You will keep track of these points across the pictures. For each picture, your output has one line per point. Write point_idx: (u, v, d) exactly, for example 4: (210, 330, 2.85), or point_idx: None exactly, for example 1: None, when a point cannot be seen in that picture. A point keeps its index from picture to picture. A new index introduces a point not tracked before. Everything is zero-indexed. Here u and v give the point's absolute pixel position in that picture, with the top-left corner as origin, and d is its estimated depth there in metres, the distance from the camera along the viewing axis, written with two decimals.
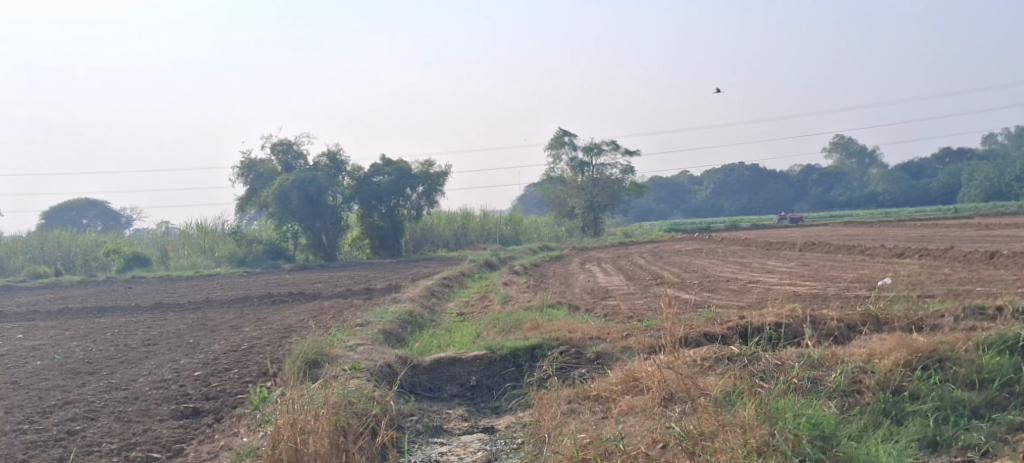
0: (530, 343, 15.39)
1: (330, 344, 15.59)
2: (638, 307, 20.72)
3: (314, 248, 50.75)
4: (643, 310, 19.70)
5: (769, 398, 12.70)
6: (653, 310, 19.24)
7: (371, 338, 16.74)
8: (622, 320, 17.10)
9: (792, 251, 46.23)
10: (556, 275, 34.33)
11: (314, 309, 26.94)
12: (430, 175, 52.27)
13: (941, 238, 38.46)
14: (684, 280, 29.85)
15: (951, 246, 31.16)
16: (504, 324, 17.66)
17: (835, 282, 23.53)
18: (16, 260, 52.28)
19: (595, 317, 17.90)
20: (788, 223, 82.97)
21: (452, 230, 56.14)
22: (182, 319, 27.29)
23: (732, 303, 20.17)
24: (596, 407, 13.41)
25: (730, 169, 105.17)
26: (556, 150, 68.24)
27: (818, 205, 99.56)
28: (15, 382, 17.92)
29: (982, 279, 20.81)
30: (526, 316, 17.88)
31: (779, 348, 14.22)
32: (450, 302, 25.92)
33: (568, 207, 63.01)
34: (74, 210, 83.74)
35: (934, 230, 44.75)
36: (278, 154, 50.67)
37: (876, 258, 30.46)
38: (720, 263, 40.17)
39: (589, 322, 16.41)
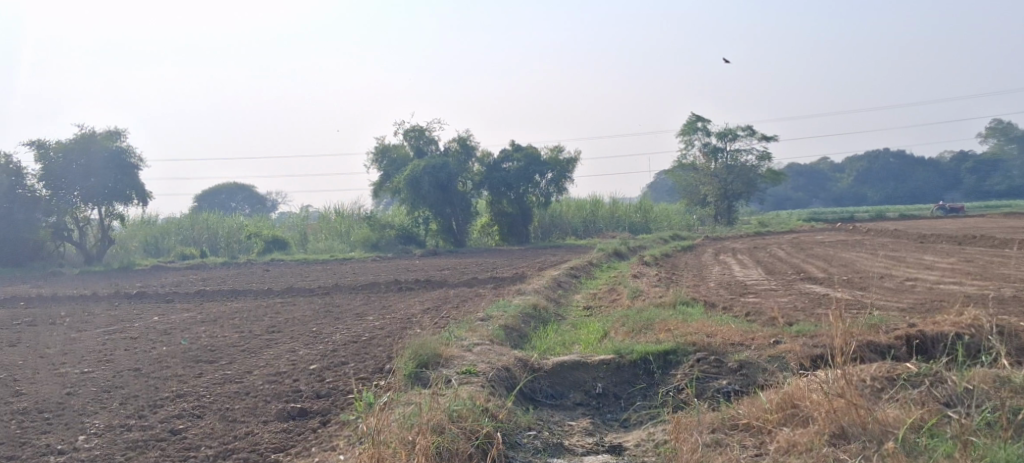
0: (663, 347, 14.10)
1: (444, 343, 14.62)
2: (782, 306, 19.17)
3: (443, 234, 50.22)
4: (788, 311, 18.09)
5: (981, 446, 11.23)
6: (799, 312, 17.67)
7: (491, 336, 15.69)
8: (766, 323, 15.60)
9: (946, 246, 43.34)
10: (690, 267, 32.69)
11: (440, 297, 26.08)
12: (560, 161, 50.78)
13: None
14: (828, 276, 27.93)
15: None
16: (635, 321, 16.39)
17: (1003, 286, 21.41)
18: (168, 241, 53.31)
19: (735, 317, 16.45)
20: (942, 212, 78.92)
21: (581, 218, 54.82)
22: (307, 302, 26.81)
23: (886, 307, 18.42)
24: (748, 441, 12.07)
25: (874, 156, 99.72)
26: (689, 136, 66.11)
27: (973, 196, 94.55)
28: (135, 357, 17.61)
29: None
30: (659, 314, 16.56)
31: (966, 368, 12.65)
32: (577, 294, 24.70)
33: (699, 195, 61.04)
34: (223, 193, 85.84)
35: None
36: (410, 139, 50.22)
37: None
38: (868, 257, 37.81)
39: (729, 325, 14.99)
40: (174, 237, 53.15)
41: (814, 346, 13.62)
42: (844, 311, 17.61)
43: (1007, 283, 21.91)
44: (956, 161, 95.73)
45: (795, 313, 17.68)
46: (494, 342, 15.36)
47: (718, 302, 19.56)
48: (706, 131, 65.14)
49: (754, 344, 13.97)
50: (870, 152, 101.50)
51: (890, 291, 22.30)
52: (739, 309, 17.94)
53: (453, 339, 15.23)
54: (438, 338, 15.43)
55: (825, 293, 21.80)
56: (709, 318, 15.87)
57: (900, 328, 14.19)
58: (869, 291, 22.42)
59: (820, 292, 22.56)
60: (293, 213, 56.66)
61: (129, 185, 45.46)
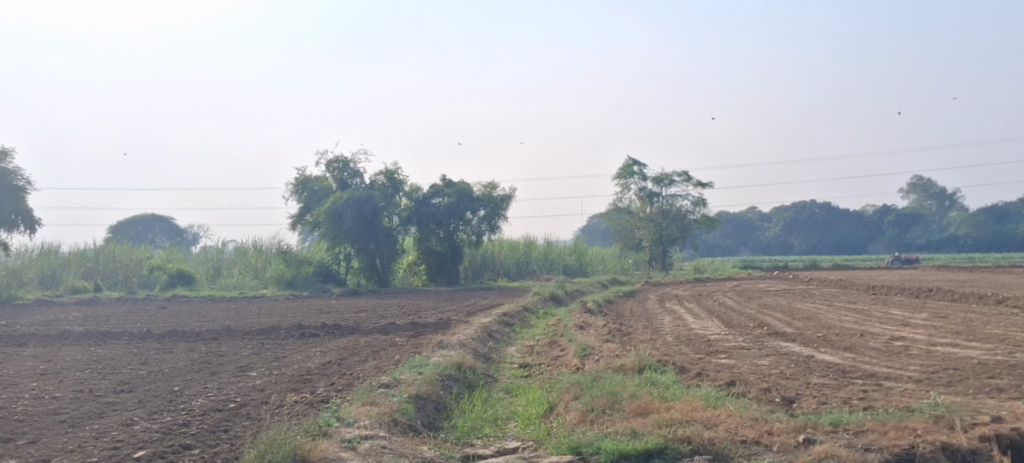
0: (642, 444, 10.89)
1: (322, 439, 10.77)
2: (770, 374, 15.34)
3: (366, 272, 45.82)
4: (782, 382, 14.34)
5: None
6: (801, 386, 13.90)
7: (394, 417, 11.74)
8: (768, 405, 11.88)
9: (903, 299, 40.25)
10: (637, 316, 28.75)
11: (348, 347, 21.76)
12: (493, 198, 46.73)
13: None
14: (798, 332, 24.25)
15: None
16: (591, 394, 12.48)
17: (1018, 354, 18.07)
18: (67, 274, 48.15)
19: (724, 390, 12.69)
20: (898, 262, 76.45)
21: (513, 258, 50.72)
22: (185, 351, 22.25)
23: (900, 381, 14.73)
24: None
25: (801, 207, 99.00)
26: (624, 180, 62.80)
27: (893, 248, 94.29)
28: None
29: None
30: (622, 384, 12.66)
31: None
32: (510, 347, 20.67)
33: (634, 239, 57.47)
34: (139, 225, 80.14)
35: None
36: (333, 170, 45.79)
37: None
38: (828, 309, 34.32)
39: (725, 409, 11.57)
40: (72, 267, 47.96)
41: (863, 450, 10.64)
42: (858, 387, 13.87)
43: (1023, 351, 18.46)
44: (879, 214, 96.19)
45: (795, 385, 13.93)
46: (394, 434, 11.46)
47: (689, 366, 15.70)
48: (642, 176, 61.87)
49: (772, 443, 10.76)
50: (796, 203, 100.00)
51: (886, 355, 18.66)
52: (722, 381, 14.13)
53: (334, 425, 11.32)
54: (312, 420, 11.54)
55: (813, 357, 18.04)
56: (692, 395, 12.06)
57: (977, 421, 11.15)
58: (861, 354, 18.79)
59: (804, 353, 18.84)
60: (206, 248, 51.24)
61: (14, 209, 40.42)
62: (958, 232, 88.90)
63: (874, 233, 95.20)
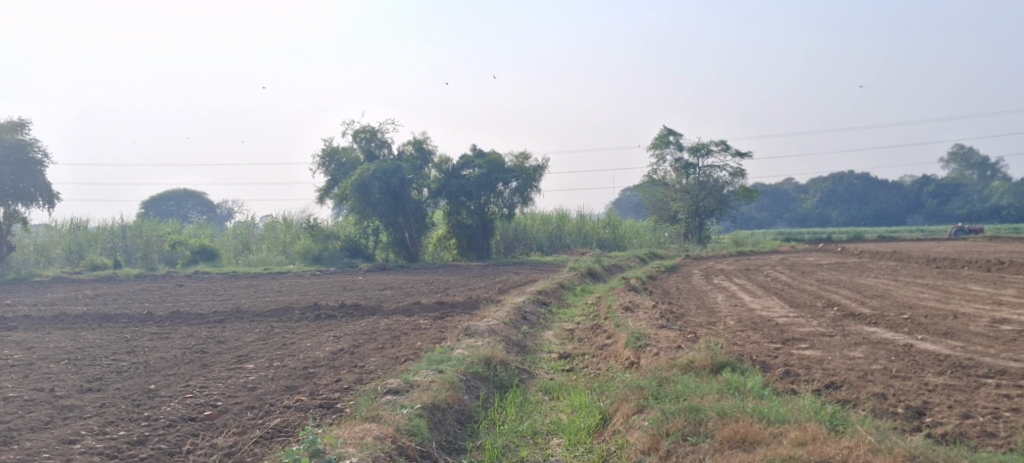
0: None
1: None
2: (879, 381, 12.48)
3: (394, 247, 43.04)
4: (901, 394, 11.48)
5: None
6: (928, 402, 11.05)
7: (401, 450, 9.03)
8: (909, 435, 9.09)
9: (973, 273, 37.03)
10: (686, 293, 25.76)
11: (365, 328, 18.83)
12: (525, 169, 43.80)
13: None
14: (877, 314, 21.29)
15: None
16: (663, 409, 9.71)
17: None
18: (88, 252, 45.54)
19: (838, 406, 9.90)
20: (960, 232, 72.55)
21: (547, 232, 47.74)
22: (180, 334, 19.43)
23: None
24: None
25: (839, 177, 94.99)
26: (660, 151, 59.47)
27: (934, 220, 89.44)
28: None
29: None
30: (704, 396, 9.89)
31: None
32: (549, 332, 17.85)
33: (669, 212, 54.23)
34: (173, 201, 77.44)
35: None
36: (360, 141, 42.94)
37: None
38: (896, 284, 31.26)
39: (858, 438, 8.76)
40: (99, 244, 45.02)
41: None
42: (1001, 405, 11.05)
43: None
44: (920, 184, 91.76)
45: (917, 399, 11.08)
46: None
47: (773, 366, 12.83)
48: (678, 146, 58.52)
49: None
50: (833, 174, 95.77)
51: (1002, 356, 15.76)
52: (821, 388, 11.28)
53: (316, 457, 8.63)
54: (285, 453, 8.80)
55: (917, 357, 15.13)
56: (802, 413, 9.29)
57: None
58: (972, 354, 15.88)
59: (902, 349, 15.93)
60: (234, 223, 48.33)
61: (32, 182, 37.89)
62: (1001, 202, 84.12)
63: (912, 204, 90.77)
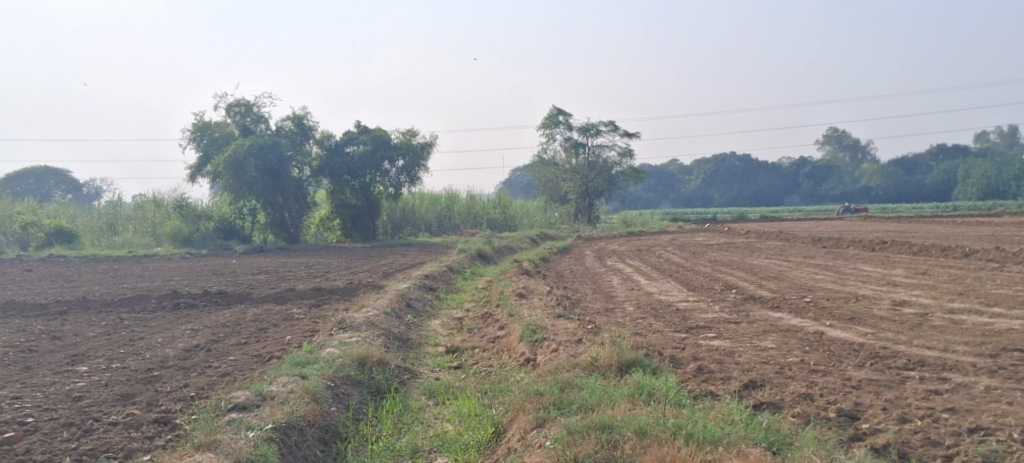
0: None
1: None
2: (799, 378, 11.35)
3: (273, 228, 40.76)
4: (828, 396, 10.33)
5: None
6: (861, 410, 9.94)
7: None
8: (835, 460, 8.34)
9: (860, 252, 36.82)
10: (580, 276, 24.39)
11: (229, 320, 16.89)
12: (412, 146, 41.95)
13: None
14: (778, 297, 20.31)
15: None
16: (568, 429, 8.89)
17: None
18: None
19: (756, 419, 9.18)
20: (846, 212, 73.27)
21: (436, 213, 45.89)
22: (14, 329, 17.09)
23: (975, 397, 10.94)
24: None
25: (719, 159, 94.94)
26: (549, 130, 58.19)
27: (810, 201, 91.97)
28: None
29: None
30: (609, 412, 9.11)
31: None
32: (435, 322, 16.24)
33: (560, 191, 52.91)
34: (33, 179, 72.60)
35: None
36: (233, 116, 40.34)
37: None
38: (789, 265, 30.56)
39: None
40: None
41: None
42: (937, 406, 10.03)
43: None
44: (796, 166, 94.25)
45: (849, 406, 9.96)
46: None
47: (683, 361, 11.59)
48: (568, 125, 57.39)
49: None
50: (715, 156, 96.23)
51: (915, 344, 14.86)
52: (740, 389, 10.40)
53: None
54: None
55: (830, 348, 14.09)
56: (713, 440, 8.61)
57: None
58: (885, 343, 14.92)
59: (814, 338, 14.88)
60: (99, 202, 45.01)
61: None
62: (872, 183, 86.90)
63: (790, 185, 92.93)
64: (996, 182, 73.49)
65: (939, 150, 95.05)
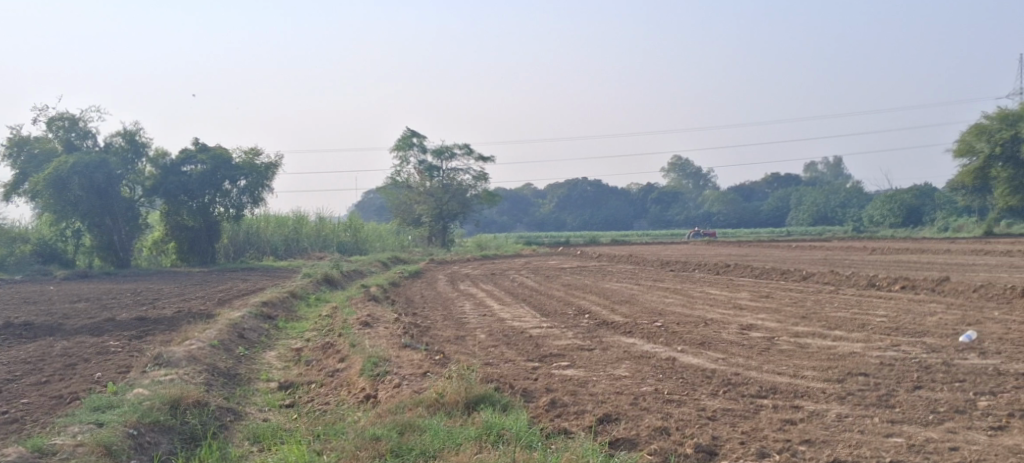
0: None
1: None
2: (655, 411, 10.80)
3: (100, 251, 38.06)
4: (683, 429, 9.82)
5: None
6: (718, 445, 9.42)
7: None
8: None
9: (706, 276, 37.23)
10: (429, 300, 23.44)
11: (35, 354, 15.26)
12: (255, 166, 40.45)
13: (898, 273, 30.24)
14: (630, 322, 19.88)
15: (964, 291, 22.60)
16: None
17: (920, 368, 14.40)
18: None
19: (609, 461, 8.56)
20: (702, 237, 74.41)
21: (283, 235, 44.20)
22: None
23: (831, 427, 10.63)
24: None
25: (573, 184, 96.31)
26: (403, 152, 57.19)
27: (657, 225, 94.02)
28: None
29: None
30: None
31: None
32: (270, 353, 15.07)
33: (415, 214, 51.65)
34: None
35: (868, 261, 36.86)
36: (56, 131, 37.87)
37: (881, 306, 21.54)
38: (639, 289, 30.41)
39: None
40: None
41: None
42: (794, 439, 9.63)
43: (932, 361, 14.93)
44: (643, 192, 96.26)
45: (706, 440, 9.47)
46: None
47: (534, 394, 10.89)
48: (422, 148, 56.53)
49: None
50: (567, 181, 97.47)
51: (765, 370, 14.58)
52: (593, 424, 9.76)
53: None
54: None
55: (684, 375, 13.63)
56: None
57: None
58: (737, 369, 14.59)
59: (667, 365, 14.41)
60: None
61: None
62: (714, 209, 89.10)
63: (639, 210, 94.42)
64: (825, 209, 77.33)
65: (773, 178, 99.79)
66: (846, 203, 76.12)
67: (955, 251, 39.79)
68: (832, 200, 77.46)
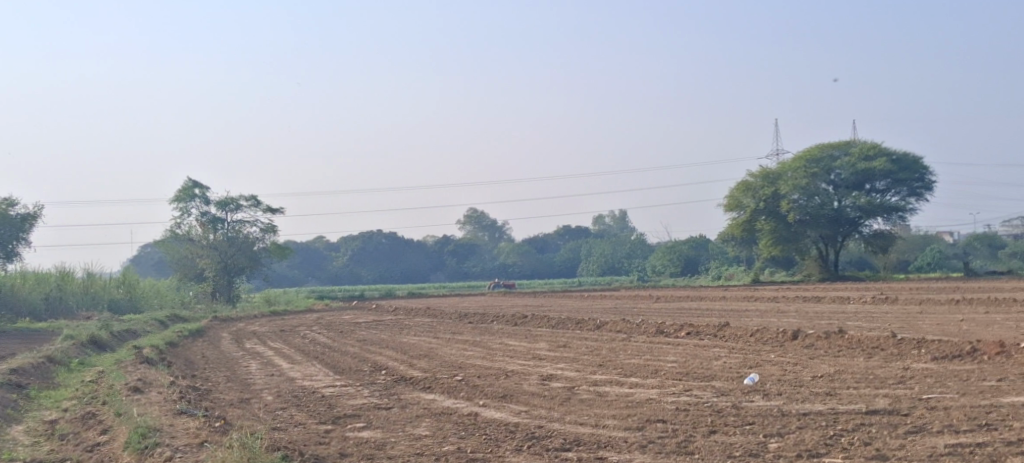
0: None
1: None
2: None
3: None
4: None
5: None
6: None
7: None
8: None
9: (502, 327, 36.96)
10: (210, 359, 21.83)
11: None
12: (10, 217, 37.14)
13: (688, 320, 30.91)
14: (428, 377, 19.10)
15: (749, 335, 23.16)
16: None
17: (716, 413, 14.35)
18: None
19: None
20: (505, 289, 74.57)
21: (45, 293, 40.07)
22: None
23: None
24: None
25: (367, 236, 94.99)
26: (184, 204, 54.47)
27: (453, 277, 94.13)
28: None
29: (965, 431, 12.50)
30: None
31: None
32: (22, 428, 13.35)
33: (196, 269, 49.01)
34: None
35: (658, 309, 37.66)
36: None
37: (673, 351, 21.70)
38: (437, 342, 29.67)
39: None
40: None
41: None
42: None
43: (725, 404, 14.94)
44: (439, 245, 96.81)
45: None
46: None
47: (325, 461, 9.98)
48: (205, 199, 54.04)
49: None
50: (361, 233, 96.14)
51: (567, 421, 14.13)
52: None
53: None
54: None
55: (485, 430, 13.00)
56: None
57: None
58: (538, 422, 14.06)
59: (468, 421, 13.74)
60: None
61: None
62: (508, 261, 89.94)
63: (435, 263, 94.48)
64: (614, 260, 79.58)
65: (565, 231, 102.64)
66: (631, 253, 79.84)
67: (737, 297, 41.34)
68: (619, 250, 80.85)
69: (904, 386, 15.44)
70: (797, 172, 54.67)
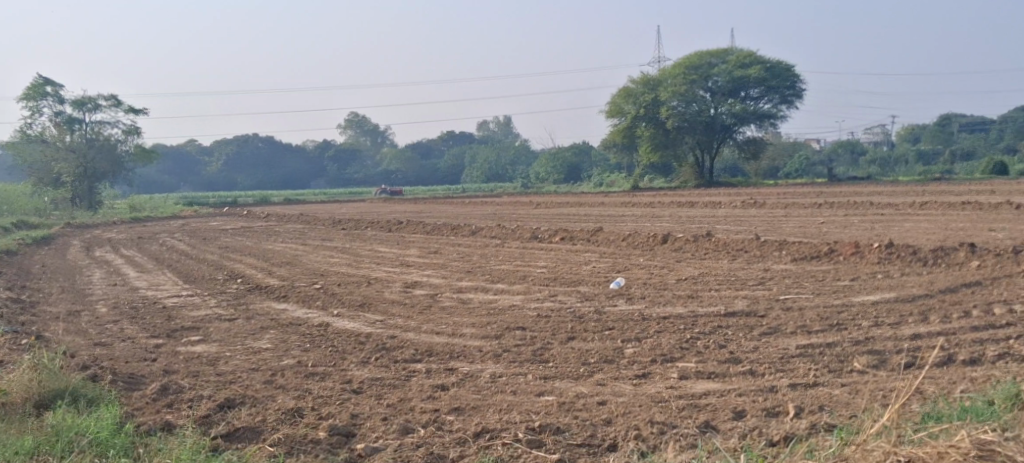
0: None
1: None
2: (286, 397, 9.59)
3: None
4: None
5: None
6: None
7: None
8: None
9: (376, 233, 36.19)
10: (54, 270, 20.56)
11: None
12: None
13: (562, 225, 30.71)
14: (286, 285, 18.35)
15: (620, 240, 22.99)
16: None
17: (577, 319, 14.05)
18: None
19: None
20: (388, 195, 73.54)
21: None
22: None
23: (477, 401, 9.95)
24: None
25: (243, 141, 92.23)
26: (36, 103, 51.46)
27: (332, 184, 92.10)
28: None
29: (819, 333, 12.46)
30: None
31: None
32: None
33: (52, 173, 45.88)
34: None
35: (534, 214, 37.41)
36: None
37: (543, 257, 21.40)
38: (304, 249, 28.80)
39: None
40: None
41: None
42: None
43: (586, 310, 14.67)
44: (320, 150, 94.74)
45: None
46: None
47: None
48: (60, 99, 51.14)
49: None
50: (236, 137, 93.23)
51: (422, 330, 13.66)
52: None
53: None
54: None
55: (334, 342, 12.44)
56: None
57: None
58: (392, 331, 13.56)
59: (317, 332, 13.14)
60: None
61: None
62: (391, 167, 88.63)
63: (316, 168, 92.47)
64: (496, 167, 79.11)
65: (448, 136, 101.73)
66: (515, 160, 79.85)
67: (615, 202, 41.43)
68: (503, 157, 80.25)
69: (768, 287, 15.40)
70: (678, 77, 54.55)
